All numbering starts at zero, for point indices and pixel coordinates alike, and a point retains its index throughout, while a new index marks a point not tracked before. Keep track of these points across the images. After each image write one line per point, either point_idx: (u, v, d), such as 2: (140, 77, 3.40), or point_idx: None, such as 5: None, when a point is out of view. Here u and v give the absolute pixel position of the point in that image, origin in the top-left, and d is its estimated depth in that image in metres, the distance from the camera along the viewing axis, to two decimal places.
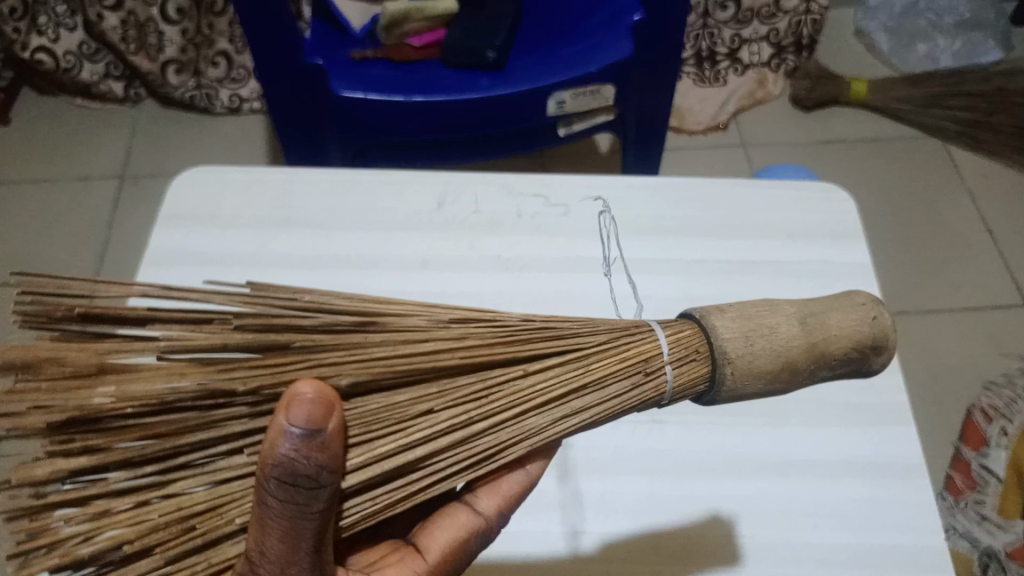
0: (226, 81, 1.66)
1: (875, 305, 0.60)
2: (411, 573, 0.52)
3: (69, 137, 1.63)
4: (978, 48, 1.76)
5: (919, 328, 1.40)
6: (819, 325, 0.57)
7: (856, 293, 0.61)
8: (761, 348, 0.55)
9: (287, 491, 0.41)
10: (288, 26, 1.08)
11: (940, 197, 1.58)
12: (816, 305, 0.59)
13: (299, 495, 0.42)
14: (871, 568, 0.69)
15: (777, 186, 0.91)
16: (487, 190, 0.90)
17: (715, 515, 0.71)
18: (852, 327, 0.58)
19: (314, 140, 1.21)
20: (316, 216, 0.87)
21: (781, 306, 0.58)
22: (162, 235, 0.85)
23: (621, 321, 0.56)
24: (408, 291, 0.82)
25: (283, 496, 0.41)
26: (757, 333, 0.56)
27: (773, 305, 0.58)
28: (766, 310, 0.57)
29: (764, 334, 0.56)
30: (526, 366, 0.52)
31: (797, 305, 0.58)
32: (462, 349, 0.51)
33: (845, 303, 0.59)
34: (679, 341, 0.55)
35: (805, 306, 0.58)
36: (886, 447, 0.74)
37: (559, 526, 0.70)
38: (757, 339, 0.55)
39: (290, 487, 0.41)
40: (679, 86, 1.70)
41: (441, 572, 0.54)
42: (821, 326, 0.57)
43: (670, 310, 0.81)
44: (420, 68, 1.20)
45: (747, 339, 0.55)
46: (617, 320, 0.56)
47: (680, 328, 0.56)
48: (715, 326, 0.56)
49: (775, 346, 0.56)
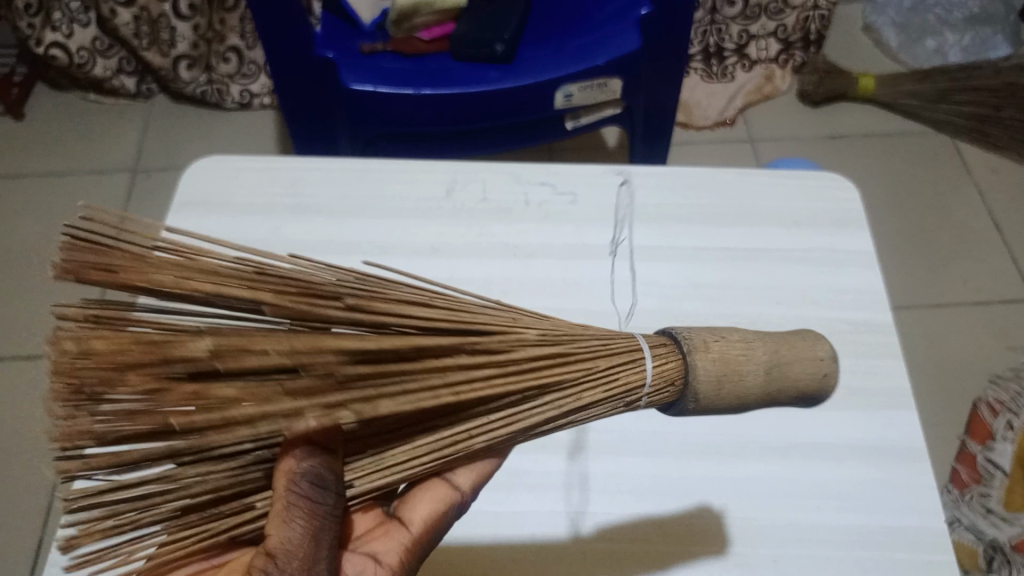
0: (237, 76, 1.68)
1: (832, 360, 0.60)
2: (398, 546, 0.54)
3: (82, 130, 1.65)
4: (989, 42, 1.76)
5: (926, 322, 1.41)
6: (777, 376, 0.58)
7: (820, 343, 0.61)
8: (727, 392, 0.56)
9: (317, 491, 0.47)
10: (300, 19, 1.10)
11: (948, 191, 1.58)
12: (784, 351, 0.59)
13: (326, 495, 0.48)
14: (873, 549, 0.69)
15: (784, 175, 0.91)
16: (495, 178, 0.91)
17: (704, 505, 0.71)
18: (805, 379, 0.59)
19: (325, 131, 1.22)
20: (327, 203, 0.88)
21: (753, 348, 0.58)
22: (176, 223, 0.86)
23: (622, 343, 0.55)
24: (417, 276, 0.83)
25: (313, 496, 0.47)
26: (729, 379, 0.56)
27: (749, 345, 0.58)
28: (742, 352, 0.57)
29: (733, 379, 0.57)
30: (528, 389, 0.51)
31: (765, 349, 0.58)
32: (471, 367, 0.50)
33: (805, 354, 0.59)
34: (661, 374, 0.55)
35: (772, 351, 0.58)
36: (889, 431, 0.75)
37: (565, 506, 0.71)
38: (727, 386, 0.56)
39: (319, 488, 0.47)
40: (687, 82, 1.71)
41: (427, 541, 0.56)
42: (778, 377, 0.58)
43: (675, 297, 0.82)
44: (430, 60, 1.21)
45: (718, 383, 0.56)
46: (617, 340, 0.55)
47: (665, 357, 0.56)
48: (694, 365, 0.56)
49: (738, 391, 0.57)
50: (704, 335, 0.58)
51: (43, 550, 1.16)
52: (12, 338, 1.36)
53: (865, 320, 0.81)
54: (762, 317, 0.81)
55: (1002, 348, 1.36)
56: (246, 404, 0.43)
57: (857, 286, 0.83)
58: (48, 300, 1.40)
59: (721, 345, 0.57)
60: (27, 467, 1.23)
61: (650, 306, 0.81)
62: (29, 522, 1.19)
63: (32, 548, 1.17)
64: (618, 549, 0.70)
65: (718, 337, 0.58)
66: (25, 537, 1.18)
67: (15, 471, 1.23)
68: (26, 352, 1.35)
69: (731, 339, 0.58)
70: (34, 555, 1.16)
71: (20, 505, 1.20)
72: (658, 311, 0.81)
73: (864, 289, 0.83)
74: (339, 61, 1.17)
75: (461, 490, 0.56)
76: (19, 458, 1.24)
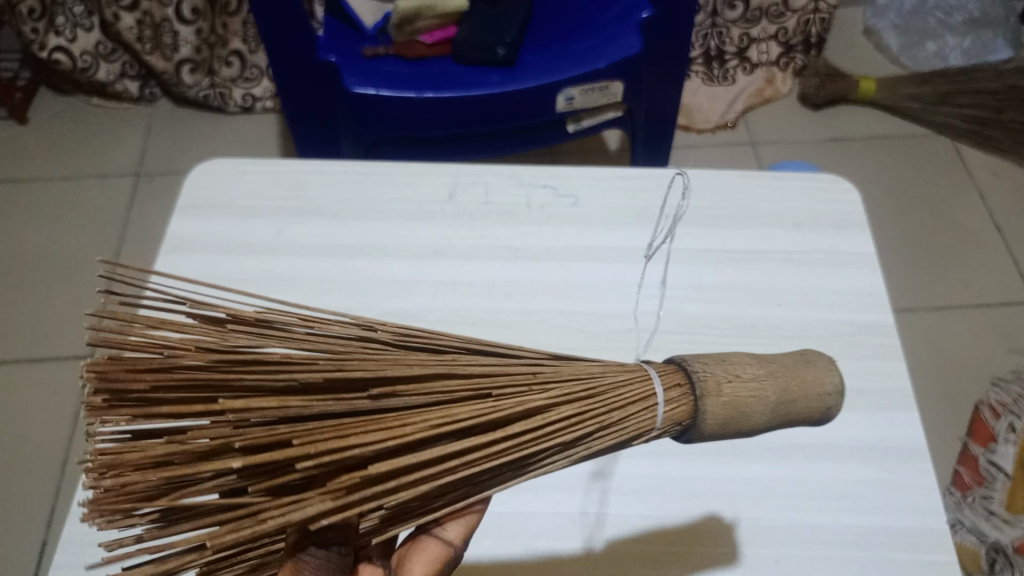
0: (240, 81, 1.68)
1: (839, 396, 0.55)
2: None
3: (85, 134, 1.66)
4: (989, 46, 1.76)
5: (926, 325, 1.41)
6: (781, 414, 0.54)
7: (831, 375, 0.55)
8: (731, 430, 0.53)
9: (320, 549, 0.43)
10: (302, 23, 1.10)
11: (949, 194, 1.58)
12: (793, 384, 0.54)
13: (331, 553, 0.43)
14: (874, 549, 0.69)
15: (785, 178, 0.92)
16: (497, 181, 0.91)
17: (717, 514, 0.71)
18: (806, 414, 0.54)
19: (328, 133, 1.22)
20: (331, 206, 0.89)
21: (764, 388, 0.53)
22: (181, 225, 0.87)
23: (633, 390, 0.51)
24: (421, 279, 0.83)
25: (317, 552, 0.43)
26: (735, 422, 0.52)
27: (762, 383, 0.53)
28: (754, 394, 0.53)
29: (739, 419, 0.53)
30: (528, 445, 0.48)
31: (774, 386, 0.53)
32: (468, 423, 0.46)
33: (811, 382, 0.54)
34: (671, 418, 0.51)
35: (781, 388, 0.53)
36: (891, 430, 0.75)
37: (569, 507, 0.71)
38: (734, 426, 0.53)
39: (322, 545, 0.43)
40: (688, 85, 1.72)
41: None
42: (781, 414, 0.54)
43: (676, 299, 0.82)
44: (431, 64, 1.22)
45: (722, 427, 0.52)
46: (627, 387, 0.51)
47: (675, 400, 0.52)
48: (704, 410, 0.52)
49: (742, 429, 0.53)
50: (718, 374, 0.53)
51: (47, 552, 1.16)
52: (16, 342, 1.37)
53: (868, 322, 0.81)
54: (763, 319, 0.81)
55: (1004, 351, 1.36)
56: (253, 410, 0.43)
57: (858, 288, 0.84)
58: (52, 303, 1.41)
59: (735, 387, 0.52)
60: (32, 470, 1.24)
61: (651, 308, 0.81)
62: (33, 524, 1.19)
63: (35, 550, 1.17)
64: (623, 549, 0.70)
65: (732, 376, 0.53)
66: (28, 539, 1.18)
67: (20, 474, 1.23)
68: (30, 355, 1.35)
69: (745, 379, 0.53)
70: (38, 557, 1.16)
71: (24, 507, 1.21)
72: (660, 313, 0.81)
73: (864, 291, 0.83)
74: (342, 64, 1.18)
75: (453, 542, 0.53)
76: (24, 461, 1.25)
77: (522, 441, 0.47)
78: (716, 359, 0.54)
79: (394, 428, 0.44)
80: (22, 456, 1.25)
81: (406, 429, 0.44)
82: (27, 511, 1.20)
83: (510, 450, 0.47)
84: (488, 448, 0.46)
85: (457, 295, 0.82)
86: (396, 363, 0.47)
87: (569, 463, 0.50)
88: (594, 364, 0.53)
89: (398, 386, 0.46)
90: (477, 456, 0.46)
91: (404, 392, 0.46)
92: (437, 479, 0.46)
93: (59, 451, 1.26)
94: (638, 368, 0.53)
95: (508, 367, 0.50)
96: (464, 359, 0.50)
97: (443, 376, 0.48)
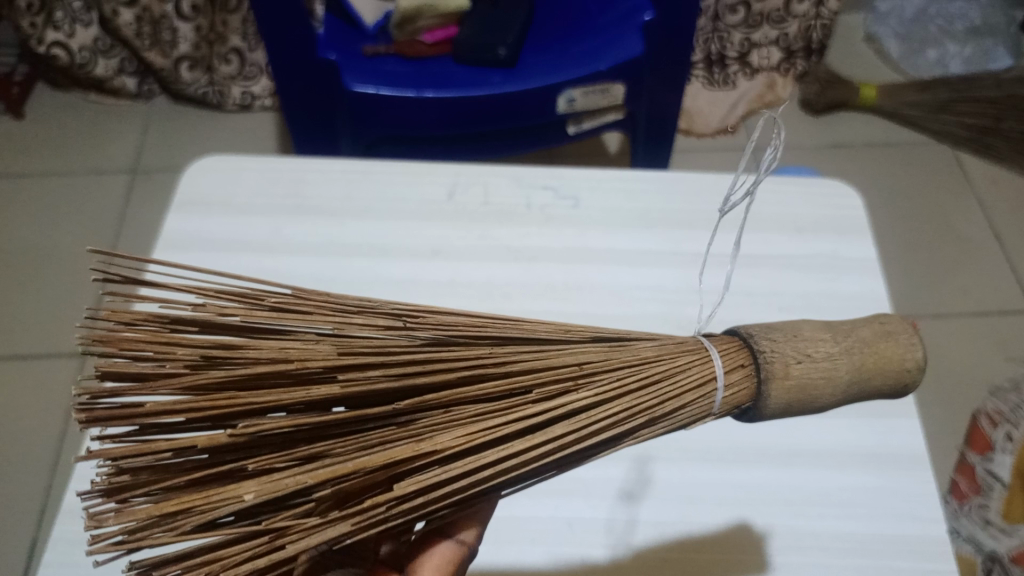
0: (238, 78, 1.67)
1: (919, 372, 0.53)
2: None
3: (78, 132, 1.64)
4: (989, 54, 1.76)
5: (925, 334, 1.40)
6: (854, 391, 0.53)
7: (914, 351, 0.53)
8: (798, 409, 0.52)
9: None
10: (302, 22, 1.09)
11: (951, 202, 1.58)
12: (870, 360, 0.52)
13: None
14: (870, 559, 0.69)
15: (786, 183, 0.91)
16: (498, 181, 0.91)
17: (744, 525, 0.70)
18: (883, 389, 0.53)
19: (327, 129, 1.21)
20: (329, 204, 0.88)
21: (837, 368, 0.51)
22: (177, 222, 0.86)
23: (690, 377, 0.49)
24: (420, 278, 0.83)
25: None
26: (801, 402, 0.51)
27: (836, 362, 0.52)
28: (824, 376, 0.51)
29: (806, 399, 0.51)
30: (573, 446, 0.46)
31: (848, 366, 0.52)
32: (504, 432, 0.45)
33: (888, 354, 0.52)
34: (731, 400, 0.51)
35: (856, 367, 0.52)
36: (892, 438, 0.74)
37: (560, 511, 0.71)
38: (800, 407, 0.52)
39: None
40: (688, 90, 1.71)
41: None
42: (855, 391, 0.53)
43: (676, 307, 0.81)
44: (432, 60, 1.21)
45: (785, 409, 0.51)
46: (685, 373, 0.49)
47: (737, 383, 0.51)
48: (767, 394, 0.51)
49: (809, 408, 0.52)
50: (787, 355, 0.51)
51: (35, 554, 1.14)
52: (8, 341, 1.35)
53: None
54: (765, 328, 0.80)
55: (1003, 359, 1.36)
56: (265, 410, 0.42)
57: (860, 292, 0.83)
58: (42, 302, 1.40)
59: (804, 369, 0.51)
60: (21, 471, 1.22)
61: (651, 312, 0.80)
62: (18, 528, 1.17)
63: (23, 551, 1.15)
64: (631, 556, 0.69)
65: (802, 357, 0.51)
66: (15, 541, 1.16)
67: (9, 473, 1.22)
68: (22, 351, 1.34)
69: (816, 359, 0.51)
70: (27, 558, 1.14)
71: (11, 508, 1.19)
72: (658, 315, 0.80)
73: (866, 298, 0.83)
74: (342, 61, 1.17)
75: (467, 542, 0.54)
76: (12, 461, 1.23)
77: (566, 442, 0.46)
78: (787, 333, 0.52)
79: (421, 444, 0.43)
80: (11, 457, 1.23)
81: (435, 446, 0.43)
82: (14, 514, 1.18)
83: (555, 452, 0.46)
84: (527, 456, 0.45)
85: (455, 293, 0.82)
86: (425, 366, 0.46)
87: (618, 449, 0.50)
88: (649, 346, 0.51)
89: (426, 397, 0.45)
90: (516, 465, 0.45)
91: (434, 402, 0.45)
92: (474, 488, 0.45)
93: (50, 447, 1.24)
94: (699, 347, 0.51)
95: (551, 358, 0.48)
96: (503, 352, 0.48)
97: (479, 378, 0.46)
